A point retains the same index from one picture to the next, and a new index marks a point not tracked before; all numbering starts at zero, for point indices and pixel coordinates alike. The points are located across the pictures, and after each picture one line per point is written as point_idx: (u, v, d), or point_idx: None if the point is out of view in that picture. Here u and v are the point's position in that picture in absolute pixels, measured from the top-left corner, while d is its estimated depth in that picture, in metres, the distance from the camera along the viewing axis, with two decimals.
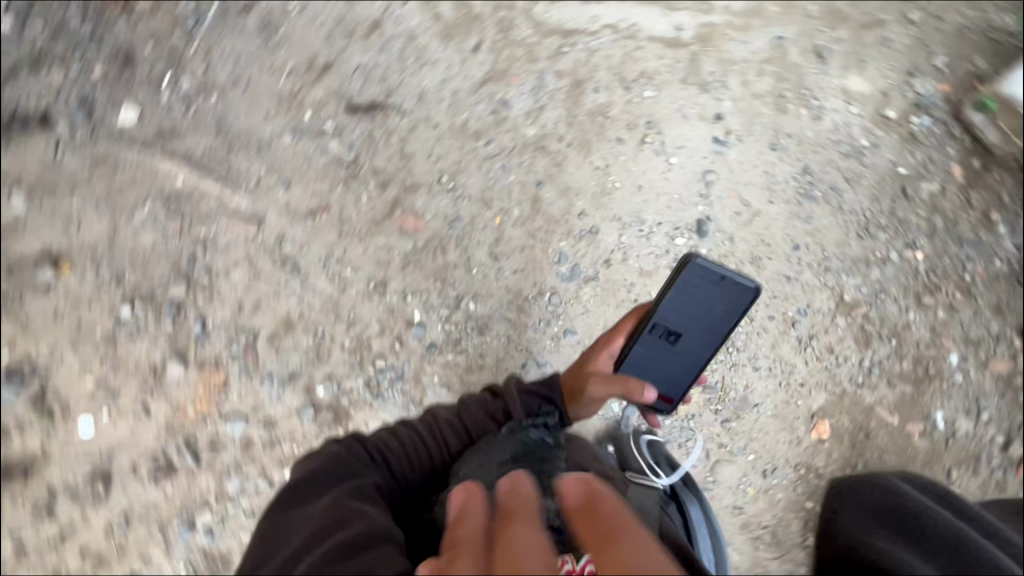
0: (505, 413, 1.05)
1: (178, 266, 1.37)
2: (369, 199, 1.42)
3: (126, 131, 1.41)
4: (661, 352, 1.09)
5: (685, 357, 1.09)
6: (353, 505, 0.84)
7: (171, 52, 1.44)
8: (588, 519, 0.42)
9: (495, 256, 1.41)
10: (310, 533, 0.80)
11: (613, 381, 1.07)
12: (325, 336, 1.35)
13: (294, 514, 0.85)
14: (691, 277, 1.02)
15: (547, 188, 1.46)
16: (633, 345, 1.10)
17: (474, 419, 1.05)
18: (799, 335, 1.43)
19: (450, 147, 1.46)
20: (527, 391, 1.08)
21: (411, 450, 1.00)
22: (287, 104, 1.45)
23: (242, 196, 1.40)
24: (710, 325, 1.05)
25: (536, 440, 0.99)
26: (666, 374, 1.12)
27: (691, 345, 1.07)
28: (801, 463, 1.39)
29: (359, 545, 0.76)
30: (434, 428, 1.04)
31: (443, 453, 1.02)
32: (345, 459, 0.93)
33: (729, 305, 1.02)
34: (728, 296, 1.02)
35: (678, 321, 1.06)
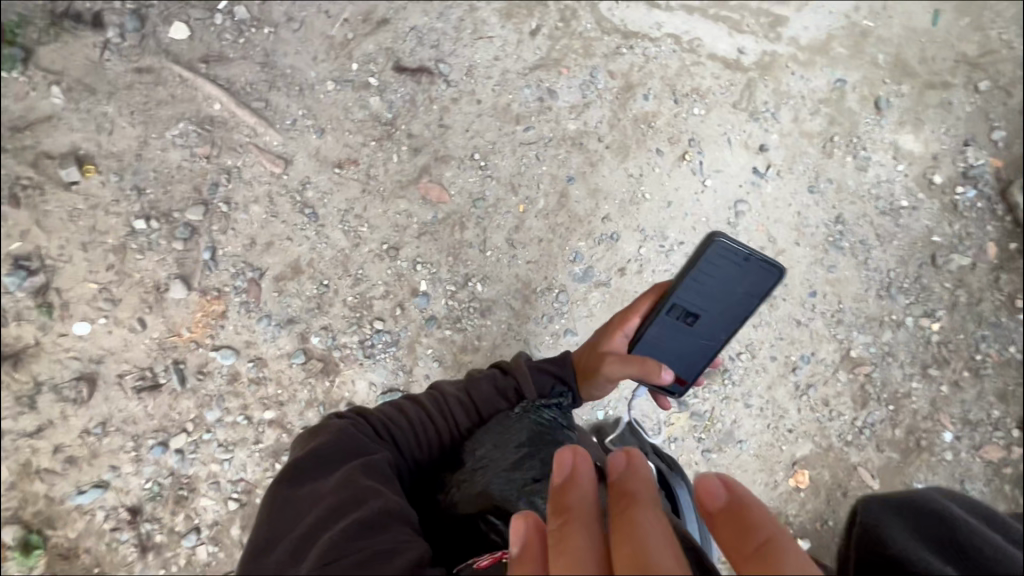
0: (517, 393, 0.98)
1: (199, 190, 1.37)
2: (399, 161, 1.41)
3: (173, 47, 1.41)
4: (680, 332, 1.03)
5: (702, 338, 1.02)
6: (366, 482, 0.74)
7: None
8: (739, 529, 0.33)
9: (511, 242, 1.40)
10: (321, 513, 0.70)
11: (629, 360, 0.97)
12: (329, 287, 1.35)
13: (301, 493, 0.74)
14: (715, 255, 0.95)
15: (577, 186, 1.44)
16: (650, 325, 1.02)
17: (483, 397, 0.97)
18: (797, 381, 1.41)
19: (488, 125, 1.45)
20: (538, 369, 1.01)
21: (418, 429, 0.92)
22: (337, 51, 1.44)
23: (274, 134, 1.39)
24: (731, 307, 0.99)
25: (550, 420, 0.93)
26: (681, 356, 1.05)
27: (710, 326, 1.01)
28: (774, 508, 1.37)
29: (377, 525, 0.68)
30: (441, 404, 0.95)
31: (452, 431, 0.94)
32: (353, 435, 0.84)
33: (752, 287, 0.97)
34: (752, 278, 0.97)
35: (699, 300, 0.99)
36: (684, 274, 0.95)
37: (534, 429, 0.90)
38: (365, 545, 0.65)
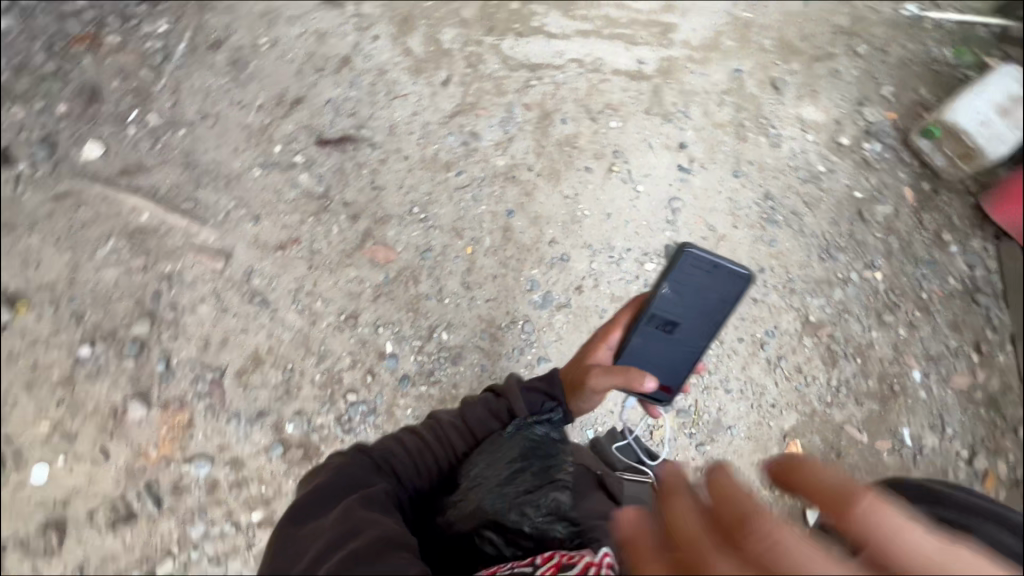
0: (510, 413, 0.88)
1: (142, 303, 1.33)
2: (340, 231, 1.42)
3: (89, 167, 1.40)
4: (662, 341, 1.04)
5: (684, 345, 1.04)
6: (365, 515, 0.67)
7: (140, 88, 1.46)
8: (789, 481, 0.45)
9: (467, 285, 1.42)
10: (323, 548, 0.64)
11: (611, 371, 0.93)
12: (294, 371, 1.32)
13: (300, 530, 0.67)
14: (688, 264, 0.98)
15: (518, 218, 1.48)
16: (632, 336, 1.02)
17: (478, 418, 0.87)
18: (768, 356, 1.45)
19: (421, 178, 1.48)
20: (528, 388, 0.90)
21: (416, 458, 0.82)
22: (257, 138, 1.46)
23: (209, 231, 1.38)
24: (708, 312, 1.02)
25: (543, 438, 0.85)
26: (666, 367, 1.06)
27: (689, 332, 1.03)
28: (776, 485, 1.38)
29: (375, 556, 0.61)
30: (438, 431, 0.85)
31: (448, 457, 0.84)
32: (349, 469, 0.75)
33: (727, 292, 0.99)
34: (725, 283, 0.99)
35: (677, 308, 1.01)
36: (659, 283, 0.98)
37: (527, 451, 0.82)
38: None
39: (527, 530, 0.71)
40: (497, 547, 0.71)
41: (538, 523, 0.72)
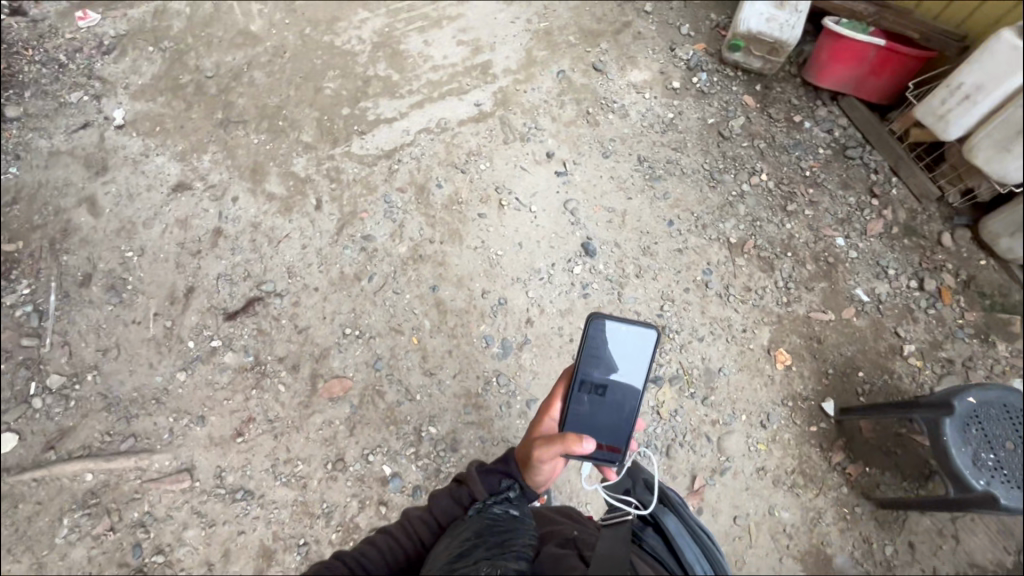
0: (471, 497, 0.89)
1: (126, 562, 1.23)
2: (288, 386, 1.38)
3: (14, 459, 1.30)
4: (596, 407, 1.00)
5: (620, 405, 1.01)
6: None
7: (30, 358, 1.40)
8: None
9: (429, 372, 1.41)
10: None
11: (554, 438, 0.89)
12: (309, 542, 1.25)
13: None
14: (601, 327, 1.00)
15: (444, 288, 1.51)
16: (570, 406, 1.00)
17: (443, 508, 0.89)
18: (717, 290, 1.53)
19: (339, 300, 1.48)
20: (485, 469, 0.93)
21: (387, 552, 0.85)
22: (166, 344, 1.41)
23: (161, 455, 1.30)
24: (635, 367, 1.01)
25: (499, 515, 0.83)
26: (607, 430, 1.01)
27: (622, 392, 1.01)
28: (786, 396, 1.42)
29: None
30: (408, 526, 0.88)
31: (421, 549, 0.86)
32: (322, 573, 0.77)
33: (640, 347, 1.00)
34: (638, 336, 1.00)
35: (601, 372, 1.01)
36: (580, 353, 0.98)
37: (483, 528, 0.79)
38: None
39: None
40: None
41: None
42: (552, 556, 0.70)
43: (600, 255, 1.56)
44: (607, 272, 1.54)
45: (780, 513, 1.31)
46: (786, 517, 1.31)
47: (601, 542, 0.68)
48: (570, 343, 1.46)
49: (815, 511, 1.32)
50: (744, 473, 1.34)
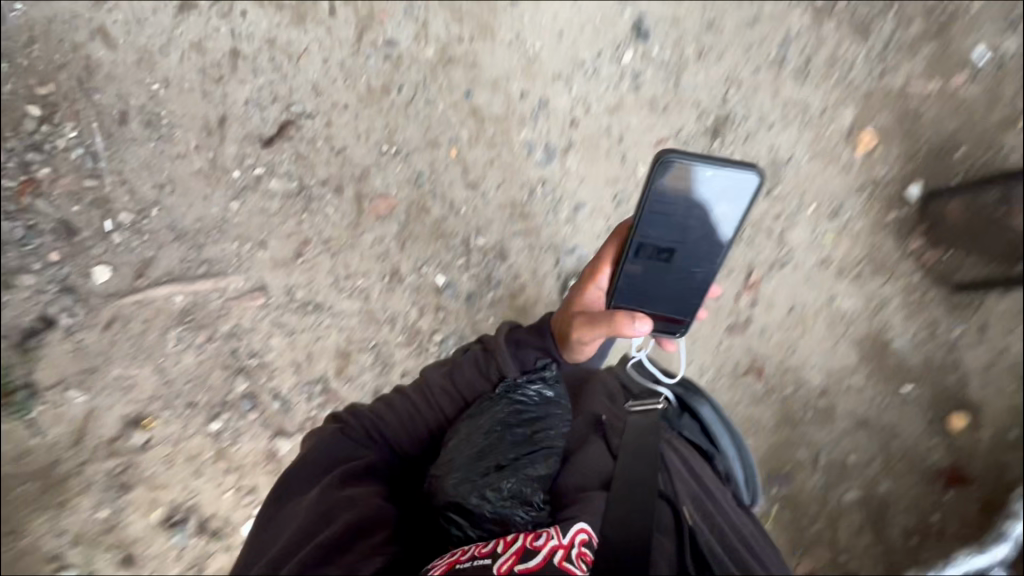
0: (500, 372, 0.98)
1: (226, 365, 1.38)
2: (336, 208, 1.40)
3: (111, 286, 1.42)
4: (658, 273, 0.92)
5: (687, 270, 0.91)
6: (343, 493, 0.79)
7: (97, 197, 1.45)
8: None
9: (472, 184, 1.37)
10: (297, 531, 0.75)
11: (598, 321, 0.95)
12: (379, 344, 1.36)
13: (291, 507, 0.79)
14: (672, 176, 0.83)
15: (479, 94, 1.38)
16: (624, 271, 0.93)
17: (467, 381, 0.99)
18: (794, 66, 1.31)
19: (371, 117, 1.40)
20: (519, 344, 0.99)
21: (406, 418, 0.97)
22: (214, 176, 1.43)
23: (236, 276, 1.40)
24: (716, 224, 0.86)
25: (528, 400, 0.94)
26: (671, 296, 0.95)
27: (690, 256, 0.90)
28: (865, 184, 1.28)
29: (349, 539, 0.72)
30: (429, 393, 0.98)
31: (437, 415, 0.98)
32: (342, 443, 0.88)
33: (725, 197, 0.83)
34: (725, 186, 0.83)
35: (668, 234, 0.88)
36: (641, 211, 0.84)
37: (508, 417, 0.92)
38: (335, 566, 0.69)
39: (489, 514, 0.78)
40: (464, 530, 0.78)
41: (500, 508, 0.79)
42: (581, 438, 0.90)
43: (654, 36, 1.34)
44: (662, 58, 1.34)
45: (840, 302, 1.27)
46: (847, 305, 1.27)
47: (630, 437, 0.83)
48: (619, 143, 1.34)
49: (878, 299, 1.26)
50: (805, 266, 1.28)
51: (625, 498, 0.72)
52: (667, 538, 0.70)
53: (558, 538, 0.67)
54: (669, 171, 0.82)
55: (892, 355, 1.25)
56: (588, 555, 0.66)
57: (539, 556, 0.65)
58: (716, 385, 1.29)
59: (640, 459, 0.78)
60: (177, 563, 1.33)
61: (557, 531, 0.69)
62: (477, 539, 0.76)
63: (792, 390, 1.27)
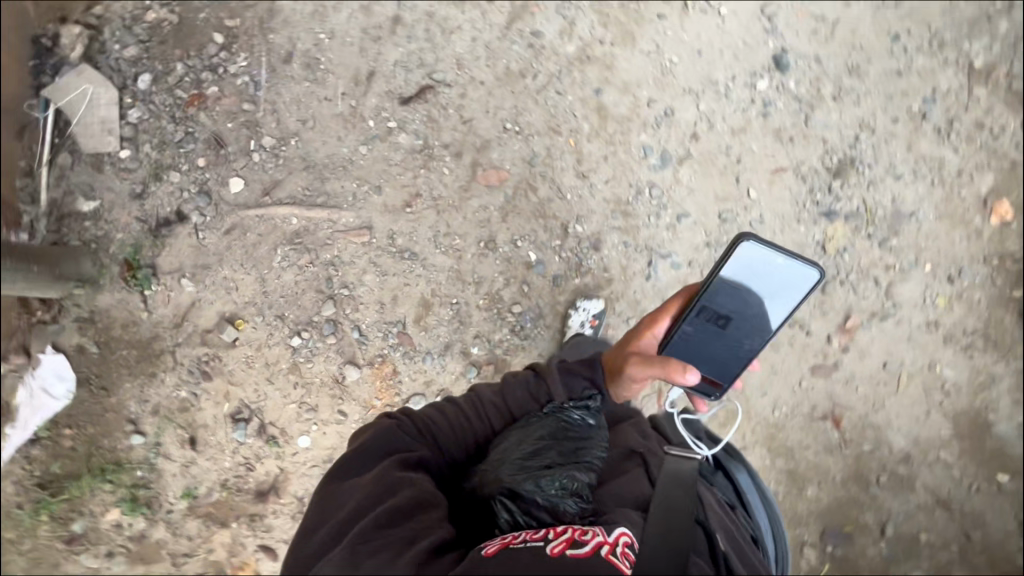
0: (549, 397, 0.93)
1: (320, 290, 1.47)
2: (451, 170, 1.48)
3: (240, 197, 1.53)
4: (712, 337, 0.97)
5: (738, 341, 0.98)
6: (403, 474, 0.76)
7: (248, 119, 1.55)
8: None
9: (583, 174, 1.43)
10: (355, 506, 0.72)
11: (655, 361, 0.92)
12: (461, 302, 1.43)
13: (345, 484, 0.76)
14: (748, 251, 0.91)
15: (608, 93, 1.44)
16: (680, 327, 0.97)
17: (518, 401, 0.94)
18: (936, 124, 1.31)
19: (502, 95, 1.48)
20: (571, 372, 0.94)
21: (454, 425, 0.91)
22: (352, 121, 1.53)
23: (347, 213, 1.50)
24: (774, 306, 0.95)
25: (577, 421, 0.91)
26: (714, 362, 1.00)
27: (745, 329, 0.97)
28: (989, 254, 1.27)
29: (405, 516, 0.71)
30: (478, 405, 0.94)
31: (486, 427, 0.93)
32: (396, 433, 0.83)
33: (790, 284, 0.94)
34: (790, 273, 0.93)
35: (731, 302, 0.95)
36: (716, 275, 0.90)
37: (557, 432, 0.89)
38: (398, 537, 0.69)
39: (541, 502, 0.79)
40: (513, 516, 0.78)
41: (551, 495, 0.79)
42: (620, 467, 0.89)
43: (793, 70, 1.36)
44: (797, 92, 1.36)
45: (943, 369, 1.25)
46: (948, 375, 1.25)
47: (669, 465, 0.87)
48: (736, 164, 1.37)
49: (985, 372, 1.24)
50: (909, 323, 1.26)
51: (666, 517, 0.74)
52: (704, 561, 0.71)
53: (607, 534, 0.69)
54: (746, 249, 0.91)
55: (993, 437, 1.23)
56: (630, 556, 0.67)
57: (589, 546, 0.65)
58: (787, 423, 1.25)
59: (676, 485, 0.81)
60: (231, 458, 1.43)
61: (602, 529, 0.69)
62: (524, 526, 0.77)
63: (870, 447, 1.24)
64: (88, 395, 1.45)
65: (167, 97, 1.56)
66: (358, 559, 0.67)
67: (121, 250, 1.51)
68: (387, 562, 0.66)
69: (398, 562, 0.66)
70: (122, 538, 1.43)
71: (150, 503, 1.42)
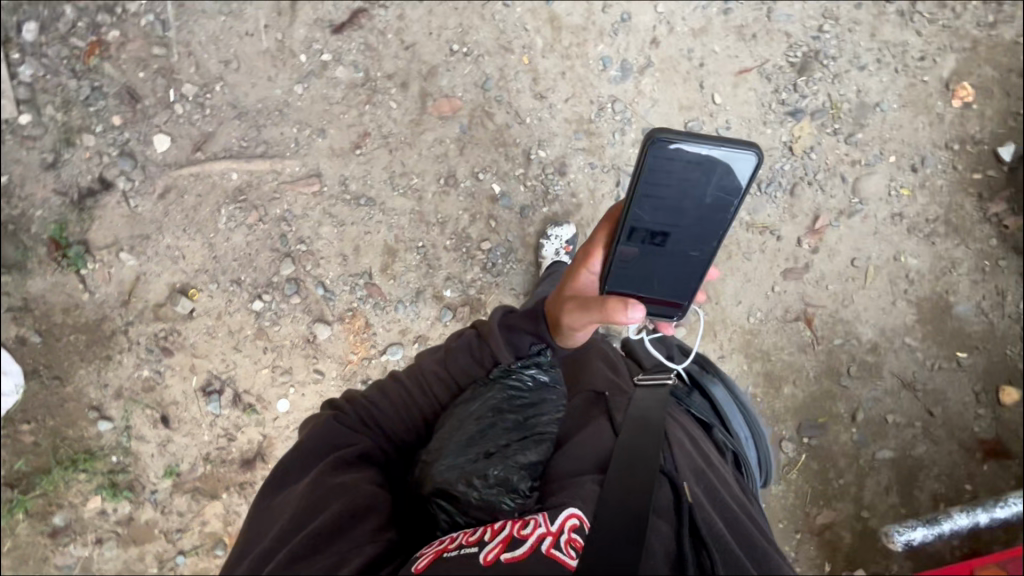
0: (494, 360, 0.91)
1: (275, 248, 1.38)
2: (399, 104, 1.36)
3: (169, 157, 1.38)
4: (653, 258, 0.86)
5: (685, 255, 0.85)
6: (337, 479, 0.72)
7: (161, 66, 1.37)
8: None
9: (540, 95, 1.34)
10: (285, 525, 0.68)
11: (591, 305, 0.83)
12: (427, 245, 1.37)
13: (280, 500, 0.72)
14: (664, 153, 0.77)
15: (559, 1, 1.33)
16: (615, 257, 0.86)
17: (462, 368, 0.91)
18: (898, 7, 1.27)
19: (445, 14, 1.35)
20: (513, 330, 0.91)
21: (398, 406, 0.88)
22: (281, 57, 1.38)
23: (292, 161, 1.38)
24: (714, 208, 0.81)
25: (523, 387, 0.90)
26: (667, 283, 0.88)
27: (689, 241, 0.84)
28: (951, 139, 1.27)
29: (335, 531, 0.66)
30: (421, 379, 0.90)
31: (433, 402, 0.90)
32: (334, 431, 0.78)
33: (727, 175, 0.78)
34: (725, 164, 0.78)
35: (661, 216, 0.82)
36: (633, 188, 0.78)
37: (501, 402, 0.88)
38: (324, 557, 0.64)
39: (477, 500, 0.75)
40: (451, 515, 0.75)
41: (487, 495, 0.76)
42: (586, 415, 0.83)
43: None
44: None
45: (907, 259, 1.28)
46: (913, 264, 1.28)
47: (635, 406, 0.80)
48: (700, 69, 1.30)
49: (948, 257, 1.28)
50: (875, 218, 1.27)
51: (621, 476, 0.67)
52: (663, 523, 0.64)
53: (549, 524, 0.63)
54: (658, 150, 0.77)
55: (954, 317, 1.29)
56: (577, 542, 0.62)
57: (526, 544, 0.61)
58: (762, 328, 1.28)
59: (646, 436, 0.72)
60: (210, 431, 1.39)
61: (544, 518, 0.64)
62: (462, 526, 0.73)
63: (840, 341, 1.29)
64: (42, 386, 1.36)
65: (62, 49, 1.36)
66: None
67: (44, 228, 1.36)
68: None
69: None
70: (109, 524, 1.39)
71: (133, 486, 1.38)
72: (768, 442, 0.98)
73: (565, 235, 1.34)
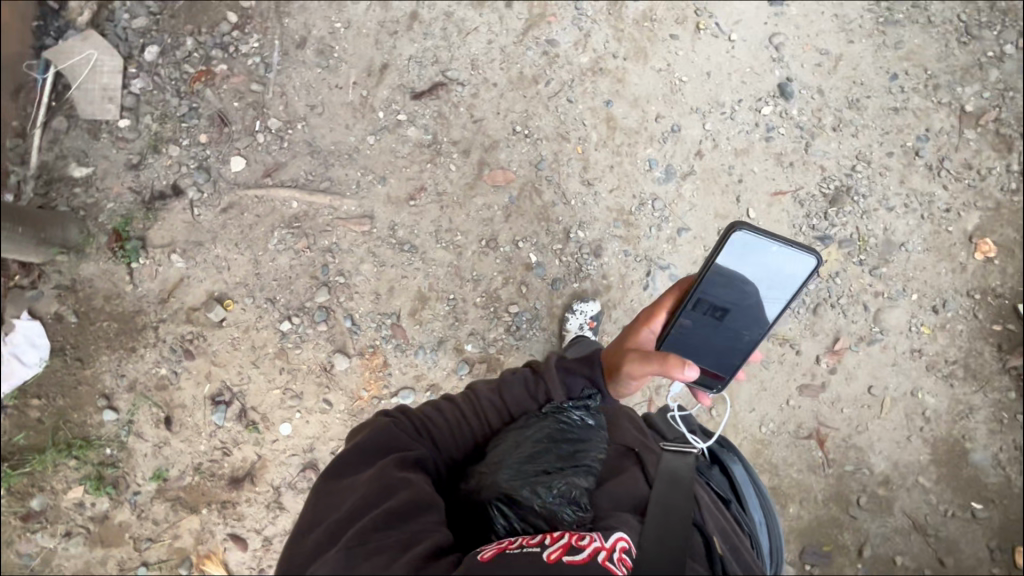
0: (548, 396, 0.90)
1: (315, 275, 1.45)
2: (457, 168, 1.48)
3: (239, 177, 1.49)
4: (709, 329, 0.94)
5: (737, 333, 0.94)
6: (401, 473, 0.70)
7: (254, 100, 1.52)
8: None
9: (588, 182, 1.45)
10: (352, 508, 0.66)
11: (653, 357, 0.87)
12: (457, 298, 1.43)
13: (339, 483, 0.69)
14: (740, 240, 0.88)
15: (618, 105, 1.47)
16: (676, 321, 0.93)
17: (516, 400, 0.89)
18: (928, 162, 1.37)
19: (514, 99, 1.49)
20: (568, 370, 0.91)
21: (452, 426, 0.86)
22: (361, 111, 1.52)
23: (349, 201, 1.48)
24: (773, 296, 0.92)
25: (575, 422, 0.87)
26: (717, 356, 0.96)
27: (743, 321, 0.93)
28: (973, 288, 1.33)
29: (402, 520, 0.65)
30: (477, 403, 0.89)
31: (485, 427, 0.88)
32: (394, 431, 0.77)
33: (791, 271, 0.90)
34: (787, 261, 0.90)
35: (726, 293, 0.91)
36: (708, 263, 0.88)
37: (555, 432, 0.85)
38: (396, 535, 0.63)
39: (539, 509, 0.75)
40: (509, 521, 0.74)
41: (550, 503, 0.75)
42: (615, 466, 0.82)
43: (796, 100, 1.42)
44: (799, 119, 1.41)
45: (924, 396, 1.29)
46: (930, 402, 1.29)
47: (665, 461, 0.81)
48: (738, 183, 1.41)
49: (964, 403, 1.29)
50: (895, 349, 1.30)
51: (660, 523, 0.69)
52: (700, 565, 0.67)
53: (604, 540, 0.65)
54: (739, 237, 0.87)
55: (969, 464, 1.27)
56: (627, 561, 0.64)
57: (585, 552, 0.62)
58: (773, 440, 1.28)
59: (676, 488, 0.75)
60: (207, 441, 1.39)
61: (599, 534, 0.66)
62: (521, 532, 0.73)
63: (852, 468, 1.27)
64: (61, 365, 1.40)
65: (174, 71, 1.52)
66: (354, 563, 0.60)
67: (110, 220, 1.46)
68: (384, 566, 0.60)
69: (396, 563, 0.61)
70: (82, 518, 1.37)
71: (118, 483, 1.37)
72: (783, 540, 0.90)
73: (590, 312, 1.39)
